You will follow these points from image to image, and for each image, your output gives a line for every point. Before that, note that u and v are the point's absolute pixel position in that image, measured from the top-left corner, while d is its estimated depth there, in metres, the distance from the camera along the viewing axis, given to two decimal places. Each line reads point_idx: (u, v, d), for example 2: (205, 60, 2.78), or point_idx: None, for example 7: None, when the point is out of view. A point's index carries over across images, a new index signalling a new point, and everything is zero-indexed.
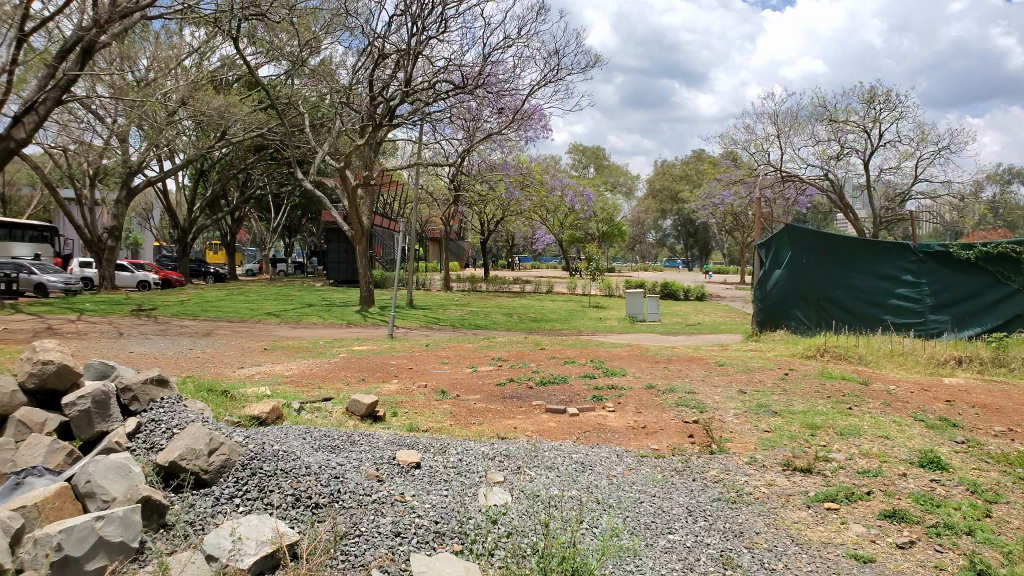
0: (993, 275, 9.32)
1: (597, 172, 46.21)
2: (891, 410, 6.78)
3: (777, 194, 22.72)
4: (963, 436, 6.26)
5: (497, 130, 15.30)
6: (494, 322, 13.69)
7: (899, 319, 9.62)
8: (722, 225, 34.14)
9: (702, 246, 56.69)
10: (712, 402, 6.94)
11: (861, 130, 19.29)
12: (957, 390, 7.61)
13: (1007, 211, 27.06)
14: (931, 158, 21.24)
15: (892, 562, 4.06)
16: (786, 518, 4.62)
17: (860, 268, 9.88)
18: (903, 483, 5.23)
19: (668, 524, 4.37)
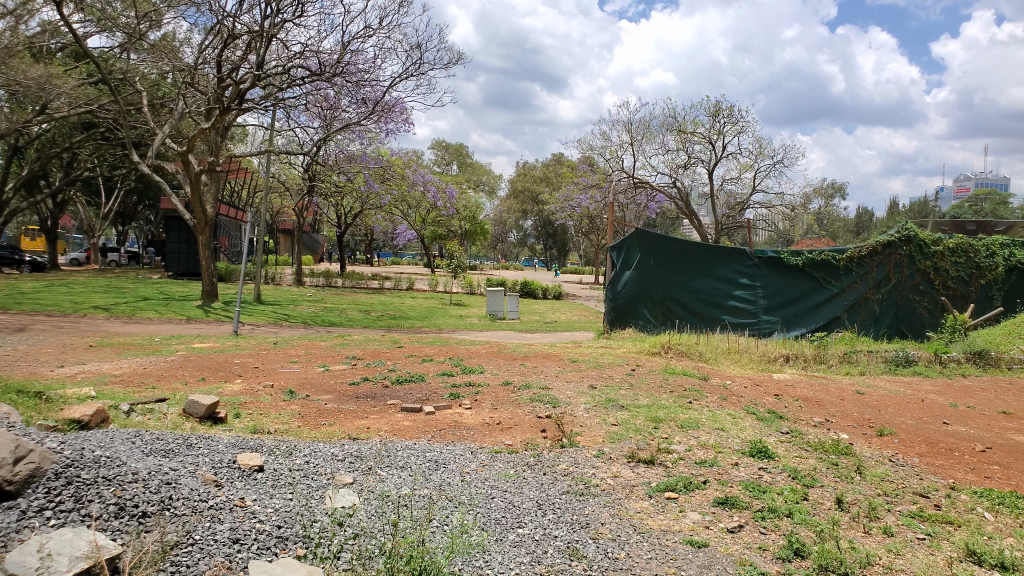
0: (818, 280, 10.51)
1: (458, 170, 46.35)
2: (727, 404, 7.25)
3: (630, 199, 23.73)
4: (787, 426, 6.80)
5: (355, 121, 15.01)
6: (349, 320, 13.40)
7: (736, 319, 10.32)
8: (577, 227, 35.23)
9: (560, 249, 58.26)
10: (565, 396, 7.13)
11: (706, 142, 20.53)
12: (785, 385, 8.26)
13: (830, 223, 29.73)
14: (768, 171, 22.95)
15: (723, 545, 4.32)
16: (629, 508, 4.80)
17: (702, 271, 10.43)
18: (735, 472, 5.59)
19: (518, 519, 4.42)
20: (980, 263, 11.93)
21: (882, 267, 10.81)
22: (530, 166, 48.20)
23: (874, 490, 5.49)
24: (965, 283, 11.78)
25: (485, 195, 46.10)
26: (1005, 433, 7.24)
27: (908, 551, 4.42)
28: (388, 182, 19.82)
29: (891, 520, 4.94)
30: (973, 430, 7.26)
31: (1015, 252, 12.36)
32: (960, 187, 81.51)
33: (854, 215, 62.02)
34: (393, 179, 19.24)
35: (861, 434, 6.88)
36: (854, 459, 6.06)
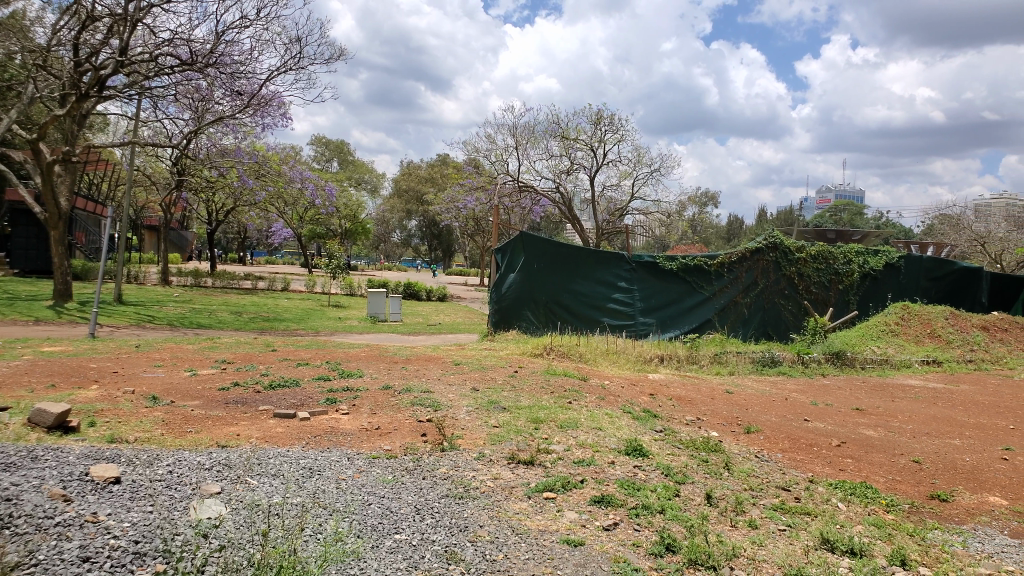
0: (691, 284, 11.01)
1: (339, 168, 45.36)
2: (605, 404, 7.42)
3: (514, 202, 24.01)
4: (661, 425, 7.04)
5: (229, 114, 14.39)
6: (220, 322, 12.82)
7: (614, 321, 10.58)
8: (461, 228, 35.20)
9: (444, 249, 58.14)
10: (446, 399, 7.09)
11: (588, 148, 21.06)
12: (660, 385, 8.57)
13: (702, 230, 31.19)
14: (645, 178, 23.80)
15: (599, 543, 4.41)
16: (508, 510, 4.81)
17: (583, 274, 10.60)
18: (611, 470, 5.72)
19: (395, 525, 4.33)
20: (839, 269, 12.84)
21: (750, 271, 11.47)
22: (414, 166, 47.85)
23: (741, 485, 5.77)
24: (826, 287, 12.66)
25: (366, 195, 45.28)
26: (856, 428, 7.81)
27: (770, 542, 4.67)
28: (264, 178, 19.10)
29: (756, 513, 5.20)
30: (829, 426, 7.78)
31: (868, 260, 13.41)
32: (819, 198, 87.55)
33: (723, 221, 65.34)
34: (269, 176, 18.58)
35: (730, 432, 7.22)
36: (723, 456, 6.36)
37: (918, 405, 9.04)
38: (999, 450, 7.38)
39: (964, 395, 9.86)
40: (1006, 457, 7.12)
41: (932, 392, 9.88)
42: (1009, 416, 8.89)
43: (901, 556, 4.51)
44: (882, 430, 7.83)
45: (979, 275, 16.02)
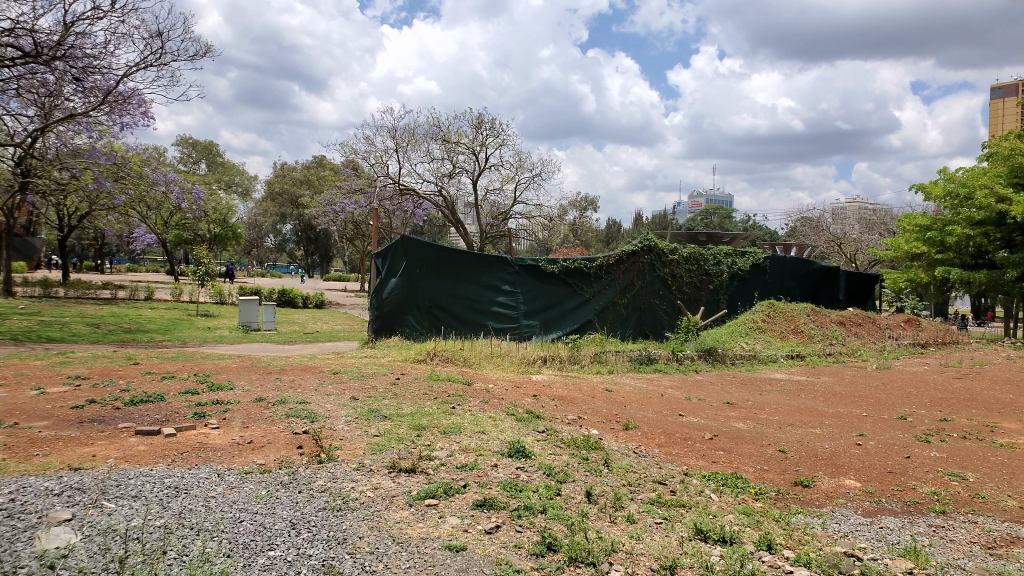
0: (572, 286, 11.24)
1: (207, 170, 43.28)
2: (488, 407, 7.43)
3: (394, 204, 23.75)
4: (544, 425, 7.12)
5: (81, 112, 13.43)
6: (74, 335, 11.90)
7: (498, 324, 10.61)
8: (339, 231, 34.48)
9: (322, 254, 56.75)
10: (324, 410, 6.88)
11: (470, 152, 21.12)
12: (542, 386, 8.67)
13: (583, 234, 31.95)
14: (527, 182, 24.12)
15: (480, 547, 4.38)
16: (389, 519, 4.70)
17: (467, 278, 10.53)
18: (494, 473, 5.73)
19: (268, 541, 4.13)
20: (709, 270, 13.52)
21: (627, 273, 11.89)
22: (291, 168, 46.39)
23: (620, 481, 5.91)
24: (698, 287, 13.30)
25: (239, 198, 43.43)
26: (727, 421, 8.19)
27: (647, 536, 4.80)
28: (124, 182, 17.94)
29: (634, 507, 5.34)
30: (703, 420, 8.12)
31: (736, 261, 14.17)
32: (692, 202, 91.71)
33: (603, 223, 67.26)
34: (130, 178, 17.48)
35: (610, 429, 7.40)
36: (603, 453, 6.50)
37: (783, 397, 9.61)
38: (854, 436, 7.94)
39: (823, 386, 10.57)
40: (861, 443, 7.67)
41: (795, 384, 10.53)
42: (864, 405, 9.59)
43: (767, 541, 4.76)
44: (750, 422, 8.26)
45: (836, 274, 17.26)
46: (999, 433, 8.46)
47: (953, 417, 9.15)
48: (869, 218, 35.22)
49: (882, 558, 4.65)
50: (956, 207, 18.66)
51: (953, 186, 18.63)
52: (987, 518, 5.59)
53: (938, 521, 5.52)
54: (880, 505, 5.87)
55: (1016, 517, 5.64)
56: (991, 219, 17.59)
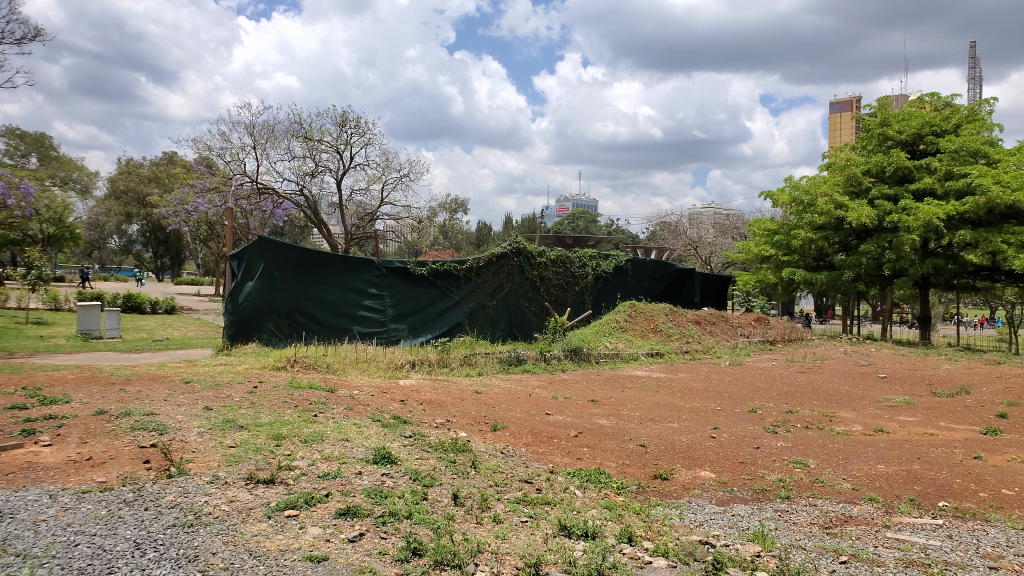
0: (442, 289, 11.20)
1: (40, 164, 39.81)
2: (352, 414, 7.26)
3: (253, 203, 22.88)
4: (411, 430, 7.04)
5: None
6: None
7: (364, 328, 10.39)
8: (193, 232, 32.70)
9: (174, 256, 53.65)
10: (174, 421, 6.47)
11: (334, 150, 20.65)
12: (410, 390, 8.58)
13: (452, 235, 32.01)
14: (394, 183, 23.85)
15: (343, 556, 4.26)
16: (245, 533, 4.48)
17: (331, 281, 10.23)
18: (358, 480, 5.59)
19: (109, 565, 3.83)
20: (575, 272, 13.90)
21: (496, 276, 12.00)
22: (138, 164, 43.46)
23: (487, 482, 5.93)
24: (564, 289, 13.64)
25: (78, 196, 40.21)
26: (592, 418, 8.42)
27: (513, 535, 4.84)
28: None
29: (501, 508, 5.38)
30: (568, 418, 8.32)
31: (600, 263, 14.65)
32: (559, 206, 94.13)
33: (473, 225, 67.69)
34: None
35: (478, 431, 7.42)
36: (470, 455, 6.51)
37: (644, 393, 10.02)
38: (708, 429, 8.38)
39: (681, 382, 11.11)
40: (714, 435, 8.12)
41: (655, 381, 11.01)
42: (717, 399, 10.17)
43: (628, 533, 4.93)
44: (613, 418, 8.55)
45: (692, 276, 18.20)
46: (836, 422, 9.21)
47: (797, 408, 9.87)
48: (721, 223, 37.42)
49: (732, 543, 4.93)
50: (799, 213, 20.15)
51: (797, 193, 20.10)
52: (825, 500, 6.06)
53: (783, 506, 5.92)
54: (732, 493, 6.22)
55: (849, 498, 6.15)
56: (830, 224, 19.13)
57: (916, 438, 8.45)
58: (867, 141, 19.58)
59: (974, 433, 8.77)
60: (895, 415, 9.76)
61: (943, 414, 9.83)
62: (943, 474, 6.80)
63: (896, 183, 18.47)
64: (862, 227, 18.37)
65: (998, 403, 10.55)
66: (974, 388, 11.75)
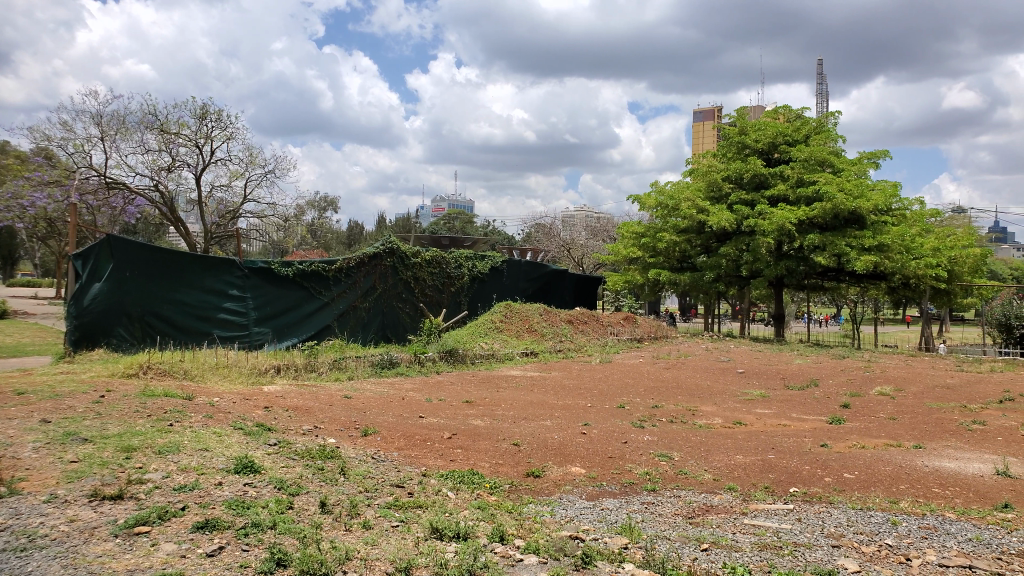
0: (309, 290, 10.88)
1: None
2: (212, 422, 6.89)
3: (100, 199, 21.33)
4: (275, 438, 6.77)
5: None
6: None
7: (224, 332, 9.87)
8: (29, 231, 30.03)
9: (9, 255, 49.20)
10: (5, 437, 5.89)
11: (192, 145, 19.60)
12: (275, 396, 8.25)
13: (322, 235, 31.10)
14: (258, 179, 22.90)
15: (200, 572, 4.02)
16: (88, 554, 4.13)
17: (188, 282, 9.63)
18: (218, 492, 5.29)
19: None
20: (451, 273, 13.85)
21: (368, 276, 11.81)
22: None
23: (356, 488, 5.79)
24: (439, 290, 13.57)
25: None
26: (465, 419, 8.41)
27: (383, 540, 4.74)
28: None
29: (371, 513, 5.26)
30: (442, 419, 8.27)
31: (475, 264, 14.68)
32: (434, 206, 93.99)
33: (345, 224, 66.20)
34: None
35: (348, 436, 7.23)
36: (339, 461, 6.33)
37: (518, 393, 10.13)
38: (580, 426, 8.57)
39: (554, 381, 11.32)
40: (585, 431, 8.32)
41: (529, 380, 11.14)
42: (588, 396, 10.42)
43: (500, 532, 4.94)
44: (487, 418, 8.57)
45: (564, 276, 18.58)
46: (699, 415, 9.67)
47: (662, 403, 10.29)
48: (593, 225, 38.60)
49: (601, 536, 5.04)
50: (664, 216, 21.02)
51: (663, 197, 20.93)
52: (688, 491, 6.33)
53: (650, 498, 6.13)
54: (601, 488, 6.38)
55: (710, 488, 6.46)
56: (693, 227, 20.11)
57: (771, 429, 9.00)
58: (727, 148, 20.71)
59: (821, 423, 9.46)
60: (752, 407, 10.36)
61: (794, 406, 10.54)
62: (794, 462, 7.27)
63: (752, 189, 19.65)
64: (723, 230, 19.41)
65: (842, 394, 11.44)
66: (822, 381, 12.69)
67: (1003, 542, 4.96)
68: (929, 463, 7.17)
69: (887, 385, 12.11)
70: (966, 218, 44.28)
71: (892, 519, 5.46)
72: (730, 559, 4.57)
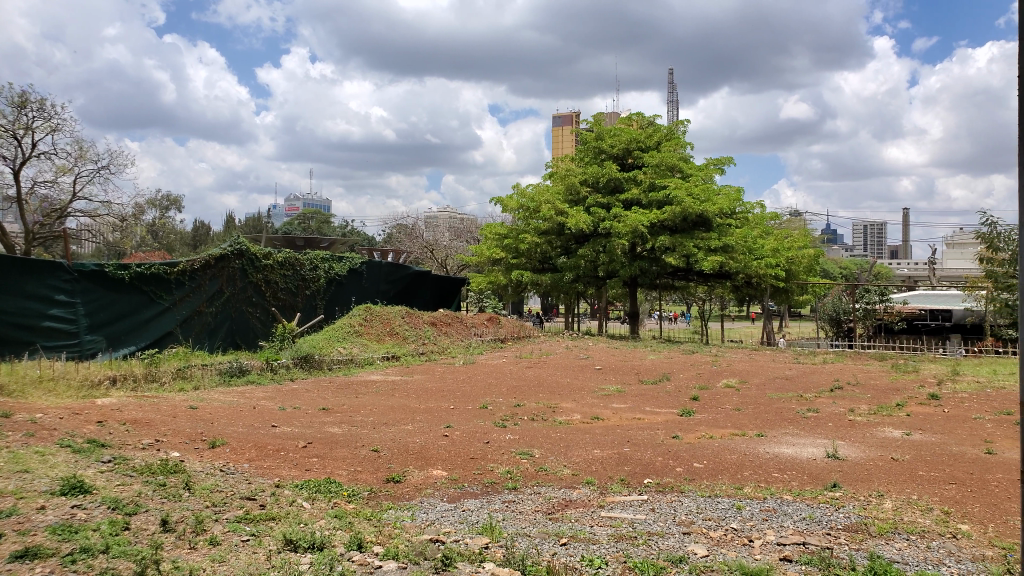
0: (148, 295, 10.20)
1: None
2: (33, 441, 6.25)
3: None
4: (109, 455, 6.26)
5: None
6: None
7: (50, 341, 9.00)
8: None
9: None
10: None
11: (9, 135, 17.79)
12: (110, 410, 7.63)
13: (165, 235, 29.16)
14: (90, 175, 21.15)
15: None
16: None
17: (7, 288, 8.59)
18: (40, 517, 4.81)
19: None
20: (306, 275, 13.41)
21: (214, 280, 11.22)
22: None
23: (202, 503, 5.45)
24: (293, 293, 13.10)
25: None
26: (322, 427, 8.14)
27: (232, 556, 4.48)
28: None
29: (218, 529, 4.97)
30: (297, 428, 7.97)
31: (333, 266, 14.28)
32: (291, 205, 90.77)
33: (193, 223, 62.54)
34: None
35: (193, 449, 6.81)
36: (182, 476, 5.94)
37: (378, 398, 9.94)
38: (441, 429, 8.53)
39: (416, 384, 11.22)
40: (447, 434, 8.28)
41: (390, 384, 10.97)
42: (450, 398, 10.41)
43: (358, 540, 4.81)
44: (344, 425, 8.35)
45: (425, 278, 18.43)
46: (559, 412, 9.90)
47: (524, 402, 10.44)
48: (456, 227, 38.74)
49: (462, 538, 5.03)
50: (525, 219, 21.38)
51: (524, 199, 21.23)
52: (547, 487, 6.45)
53: (510, 496, 6.20)
54: (462, 489, 6.37)
55: (569, 483, 6.61)
56: (553, 229, 20.59)
57: (626, 423, 9.36)
58: (585, 152, 21.35)
59: (673, 415, 9.93)
60: (609, 403, 10.72)
61: (648, 400, 11.02)
62: (647, 454, 7.58)
63: (608, 193, 20.38)
64: (581, 232, 20.00)
65: (693, 387, 12.09)
66: (673, 375, 13.35)
67: (831, 519, 5.40)
68: (769, 450, 7.69)
69: (732, 378, 12.92)
70: (800, 222, 48.26)
71: (737, 504, 5.81)
72: (588, 552, 4.69)
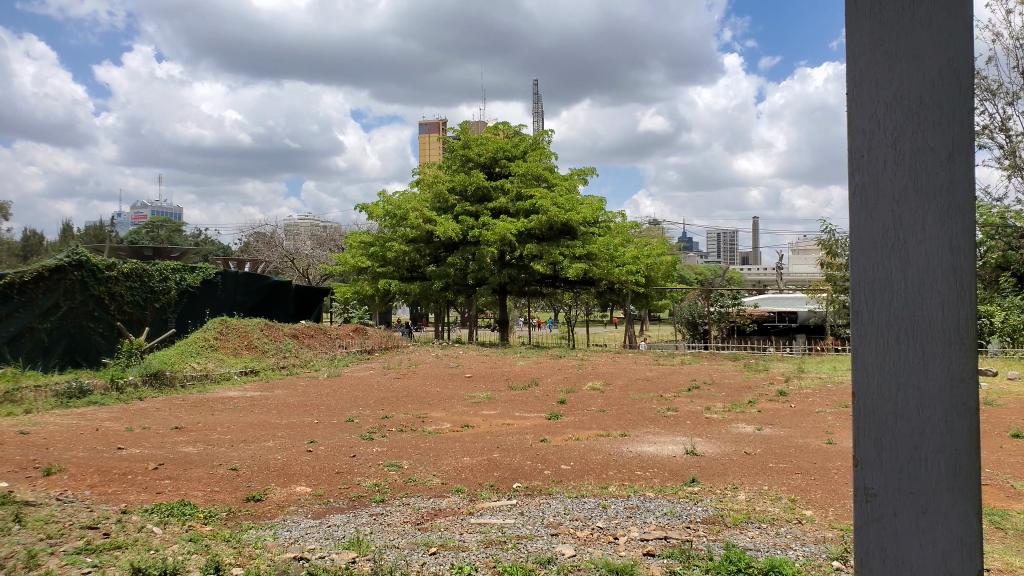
0: None
1: None
2: None
3: None
4: None
5: None
6: None
7: None
8: None
9: None
10: None
11: None
12: None
13: None
14: None
15: None
16: None
17: None
18: None
19: None
20: (154, 287, 12.63)
21: (49, 294, 10.45)
22: None
23: (36, 536, 4.99)
24: (141, 307, 12.30)
25: None
26: (174, 447, 7.69)
27: None
28: None
29: (55, 562, 4.56)
30: (146, 449, 7.48)
31: (185, 277, 13.52)
32: (136, 212, 85.06)
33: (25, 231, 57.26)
34: None
35: (25, 478, 6.25)
36: (12, 508, 5.42)
37: (236, 414, 9.52)
38: (305, 444, 8.28)
39: (278, 399, 10.83)
40: (310, 449, 8.04)
41: (249, 400, 10.54)
42: (314, 412, 10.13)
43: (214, 564, 4.56)
44: (199, 444, 7.93)
45: (286, 288, 17.83)
46: (428, 422, 9.87)
47: (392, 413, 10.33)
48: (319, 235, 37.81)
49: (327, 554, 4.90)
50: (392, 226, 21.18)
51: (390, 207, 21.01)
52: (416, 497, 6.42)
53: (378, 509, 6.11)
54: (327, 505, 6.21)
55: (438, 492, 6.60)
56: (421, 237, 20.50)
57: (495, 430, 9.45)
58: (451, 161, 21.44)
59: (541, 419, 10.17)
60: (478, 410, 10.80)
61: (517, 405, 11.21)
62: (515, 459, 7.71)
63: (475, 201, 20.56)
64: (448, 240, 20.04)
65: (559, 391, 12.41)
66: (541, 380, 13.65)
67: (690, 512, 5.71)
68: (631, 450, 8.03)
69: (596, 380, 13.37)
70: (657, 230, 50.81)
71: (602, 503, 6.03)
72: (457, 560, 4.71)
